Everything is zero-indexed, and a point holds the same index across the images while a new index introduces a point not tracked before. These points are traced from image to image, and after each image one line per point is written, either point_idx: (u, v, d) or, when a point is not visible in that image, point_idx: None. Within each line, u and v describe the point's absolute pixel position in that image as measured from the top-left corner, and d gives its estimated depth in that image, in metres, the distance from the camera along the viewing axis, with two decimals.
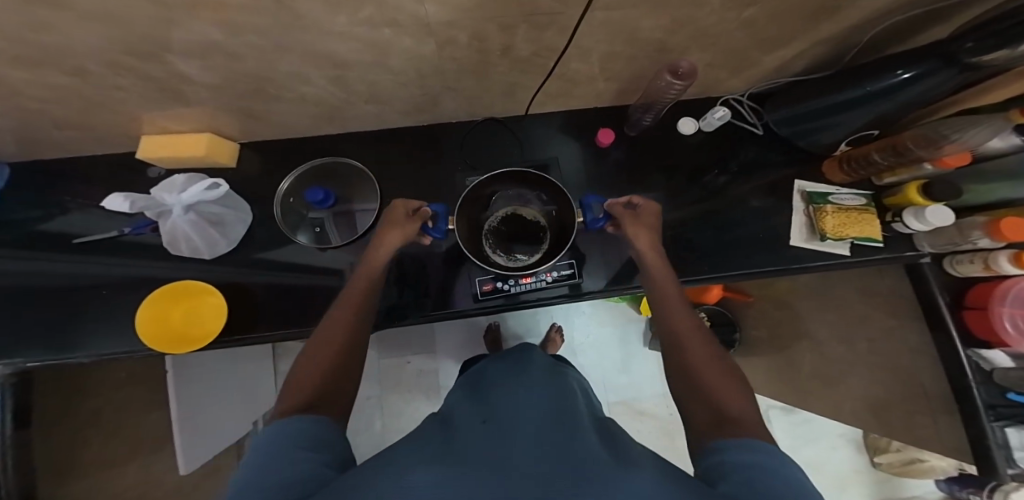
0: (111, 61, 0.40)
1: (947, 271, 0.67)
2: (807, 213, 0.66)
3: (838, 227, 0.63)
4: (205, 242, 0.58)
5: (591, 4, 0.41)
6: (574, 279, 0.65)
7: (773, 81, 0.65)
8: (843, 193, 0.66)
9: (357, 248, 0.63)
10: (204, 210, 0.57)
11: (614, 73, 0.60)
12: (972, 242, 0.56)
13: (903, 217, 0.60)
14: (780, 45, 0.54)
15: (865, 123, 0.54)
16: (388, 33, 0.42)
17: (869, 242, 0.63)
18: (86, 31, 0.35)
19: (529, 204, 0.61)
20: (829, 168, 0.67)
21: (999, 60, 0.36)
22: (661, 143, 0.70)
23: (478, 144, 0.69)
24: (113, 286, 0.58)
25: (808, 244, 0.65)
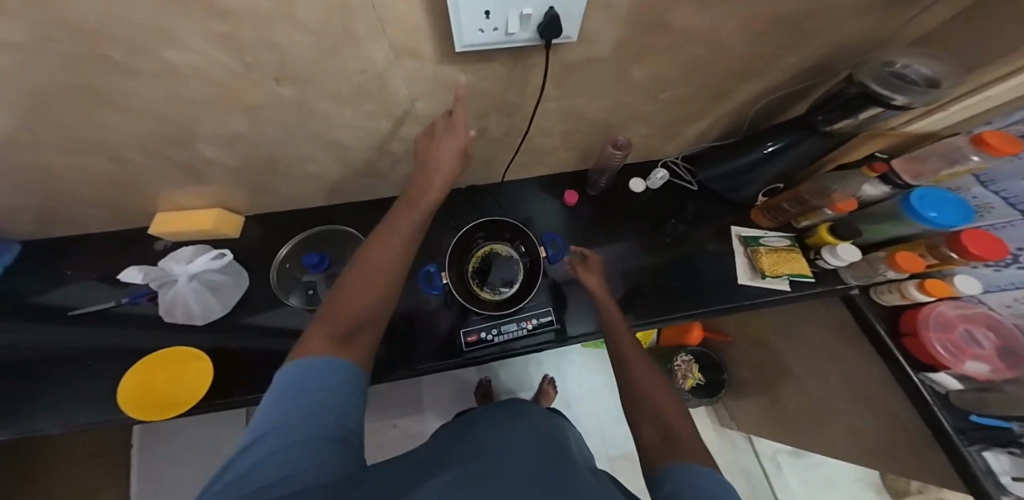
0: (145, 149, 0.48)
1: (876, 301, 0.73)
2: (746, 255, 0.76)
3: (773, 265, 0.72)
4: (201, 309, 0.62)
5: (543, 96, 0.55)
6: (554, 324, 0.68)
7: (699, 147, 0.80)
8: (771, 236, 0.77)
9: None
10: (206, 279, 0.62)
11: (572, 147, 0.73)
12: (883, 274, 0.67)
13: (823, 255, 0.71)
14: (695, 119, 0.70)
15: (771, 177, 0.71)
16: (384, 123, 0.53)
17: (802, 279, 0.73)
18: (136, 126, 0.44)
19: (502, 240, 0.70)
20: (756, 217, 0.79)
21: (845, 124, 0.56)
22: (619, 200, 0.81)
23: (461, 208, 0.78)
24: (98, 356, 0.59)
25: (753, 282, 0.73)
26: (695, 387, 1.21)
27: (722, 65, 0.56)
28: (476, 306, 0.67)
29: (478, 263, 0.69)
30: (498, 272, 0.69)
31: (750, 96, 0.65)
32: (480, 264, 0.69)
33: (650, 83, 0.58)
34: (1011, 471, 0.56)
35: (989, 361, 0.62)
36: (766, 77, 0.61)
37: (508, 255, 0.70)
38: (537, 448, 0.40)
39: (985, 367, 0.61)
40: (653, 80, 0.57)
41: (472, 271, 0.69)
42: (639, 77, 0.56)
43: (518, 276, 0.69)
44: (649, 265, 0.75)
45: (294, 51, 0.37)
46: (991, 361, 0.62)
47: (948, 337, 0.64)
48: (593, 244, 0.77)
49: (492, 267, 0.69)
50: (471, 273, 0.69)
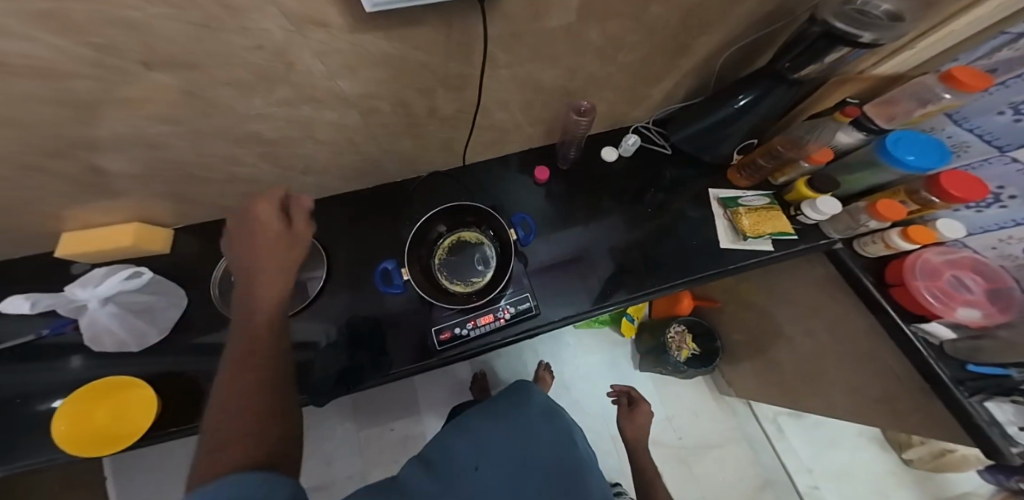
0: (28, 164, 0.42)
1: (860, 253, 0.70)
2: (726, 217, 0.72)
3: (754, 225, 0.69)
4: (131, 335, 0.56)
5: (490, 63, 0.50)
6: (532, 312, 0.64)
7: (667, 108, 0.75)
8: (750, 195, 0.73)
9: (315, 315, 0.62)
10: (125, 301, 0.55)
11: (534, 120, 0.67)
12: (865, 225, 0.65)
13: (804, 210, 0.68)
14: (660, 78, 0.65)
15: (744, 133, 0.68)
16: (310, 109, 0.47)
17: (784, 237, 0.70)
18: (4, 139, 0.37)
19: (469, 226, 0.67)
20: (732, 175, 0.76)
21: (812, 69, 0.55)
22: (592, 173, 0.76)
23: (422, 197, 0.73)
24: (27, 396, 0.53)
25: (735, 245, 0.70)
26: (691, 357, 1.16)
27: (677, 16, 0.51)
28: (445, 300, 0.63)
29: (446, 254, 0.65)
30: (467, 261, 0.65)
31: (713, 48, 0.61)
32: (447, 255, 0.65)
33: (603, 43, 0.52)
34: (1014, 420, 0.56)
35: (978, 305, 0.61)
36: (726, 25, 0.56)
37: (477, 241, 0.66)
38: None
39: (977, 313, 0.60)
40: (605, 40, 0.52)
41: (440, 264, 0.65)
42: (590, 37, 0.50)
43: (490, 262, 0.66)
44: (627, 240, 0.71)
45: (160, 29, 0.31)
46: (980, 306, 0.60)
47: (936, 285, 0.62)
48: (568, 223, 0.72)
49: (461, 255, 0.65)
50: (439, 267, 0.65)
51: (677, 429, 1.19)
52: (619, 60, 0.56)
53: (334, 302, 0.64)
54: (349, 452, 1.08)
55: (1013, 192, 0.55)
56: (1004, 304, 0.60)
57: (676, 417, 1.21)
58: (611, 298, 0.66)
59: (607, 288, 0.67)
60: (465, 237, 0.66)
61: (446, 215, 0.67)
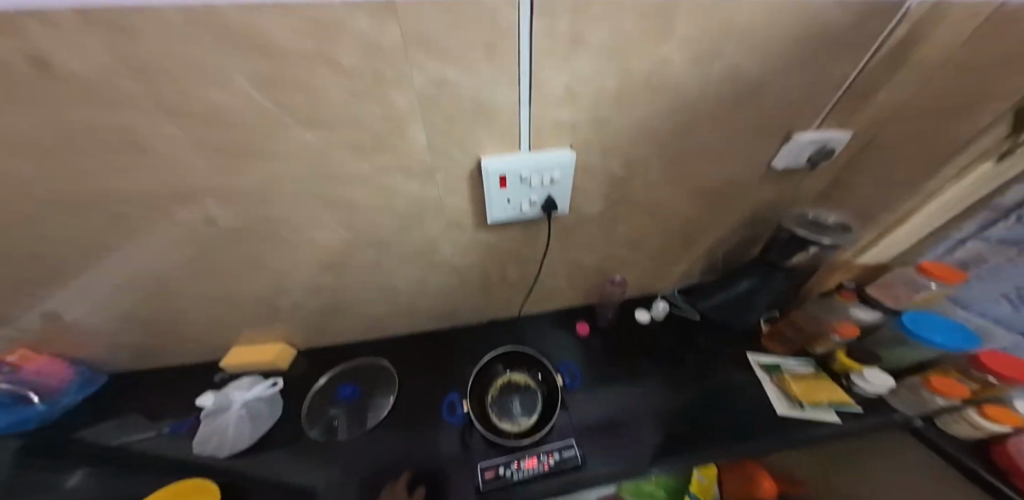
0: (261, 294, 0.68)
1: (952, 433, 0.67)
2: (775, 382, 0.78)
3: (806, 392, 0.74)
4: (233, 438, 0.67)
5: (548, 250, 0.73)
6: (575, 461, 0.66)
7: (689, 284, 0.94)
8: (792, 363, 0.81)
9: (352, 469, 0.66)
10: (250, 406, 0.70)
11: (578, 287, 0.87)
12: (933, 401, 0.68)
13: (857, 383, 0.73)
14: (674, 261, 0.86)
15: (763, 303, 0.82)
16: (429, 271, 0.71)
17: (847, 408, 0.72)
18: (266, 277, 0.65)
19: (522, 370, 0.77)
20: (768, 340, 0.85)
21: (800, 257, 0.74)
22: (628, 331, 0.90)
23: (479, 341, 0.87)
24: (134, 485, 0.63)
25: (793, 412, 0.73)
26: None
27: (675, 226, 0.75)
28: (500, 436, 0.68)
29: (497, 393, 0.74)
30: (518, 401, 0.73)
31: (712, 244, 0.83)
32: (497, 392, 0.74)
33: (626, 240, 0.76)
34: None
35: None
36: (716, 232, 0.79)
37: (527, 384, 0.75)
38: None
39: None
40: (627, 237, 0.76)
41: (492, 401, 0.73)
42: (616, 235, 0.74)
43: (538, 405, 0.73)
44: (663, 396, 0.77)
45: (384, 225, 0.61)
46: None
47: None
48: (605, 374, 0.81)
49: (509, 394, 0.74)
50: (490, 403, 0.73)
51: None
52: (637, 247, 0.79)
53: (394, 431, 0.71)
54: None
55: None
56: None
57: None
58: (667, 461, 0.67)
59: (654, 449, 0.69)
60: (516, 379, 0.76)
61: (503, 357, 0.79)
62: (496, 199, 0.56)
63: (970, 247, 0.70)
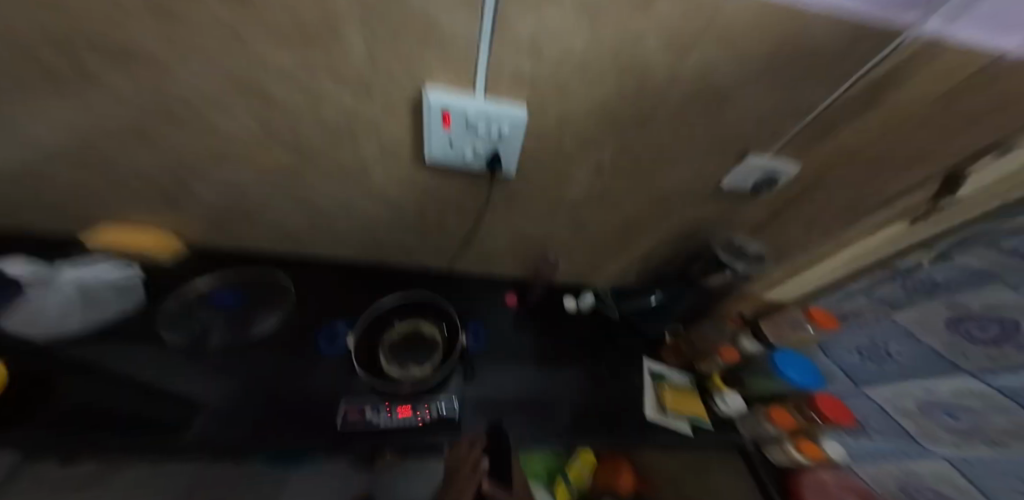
0: (147, 175, 0.60)
1: (768, 460, 0.79)
2: (655, 389, 0.84)
3: (675, 403, 0.81)
4: (58, 313, 0.67)
5: (488, 207, 0.70)
6: (451, 420, 0.69)
7: (625, 281, 0.96)
8: (675, 374, 0.87)
9: (229, 385, 0.67)
10: (86, 284, 0.68)
11: (515, 254, 0.85)
12: (765, 428, 0.78)
13: (720, 404, 0.82)
14: (615, 255, 0.86)
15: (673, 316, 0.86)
16: (357, 197, 0.66)
17: (703, 425, 0.81)
18: (154, 152, 0.56)
19: (427, 320, 0.77)
20: (667, 350, 0.91)
21: (715, 279, 0.76)
22: (549, 310, 0.92)
23: (389, 283, 0.86)
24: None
25: (659, 418, 0.79)
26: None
27: (619, 221, 0.75)
28: (378, 378, 0.70)
29: (395, 339, 0.74)
30: (412, 350, 0.73)
31: (648, 247, 0.84)
32: (397, 338, 0.74)
33: (567, 219, 0.74)
34: None
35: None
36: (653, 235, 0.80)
37: (428, 334, 0.75)
38: None
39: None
40: (566, 216, 0.73)
41: (387, 346, 0.74)
42: (557, 210, 0.71)
43: (433, 356, 0.73)
44: (554, 378, 0.81)
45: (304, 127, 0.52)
46: None
47: None
48: (505, 346, 0.84)
49: (409, 343, 0.74)
50: (386, 346, 0.74)
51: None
52: (575, 230, 0.78)
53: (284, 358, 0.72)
54: None
55: (878, 430, 0.70)
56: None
57: None
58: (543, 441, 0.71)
59: (534, 420, 0.74)
60: (422, 330, 0.75)
61: (416, 308, 0.78)
62: (436, 138, 0.51)
63: (880, 295, 0.71)
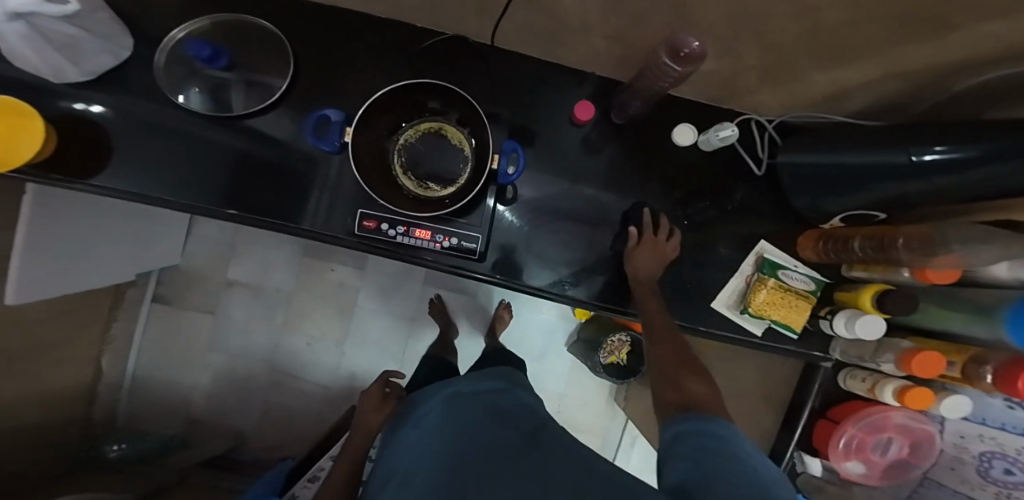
0: None
1: (837, 383, 0.52)
2: (747, 279, 0.52)
3: (766, 306, 0.49)
4: (48, 66, 0.45)
5: None
6: (472, 257, 0.51)
7: (821, 117, 0.45)
8: (798, 272, 0.50)
9: (222, 149, 0.53)
10: (44, 28, 0.40)
11: (617, 32, 0.42)
12: (874, 362, 0.46)
13: (834, 318, 0.47)
14: (829, 78, 0.38)
15: (888, 200, 0.37)
16: None
17: (784, 331, 0.50)
18: None
19: (452, 123, 0.50)
20: (802, 239, 0.51)
21: None
22: (648, 140, 0.54)
23: (413, 52, 0.55)
24: None
25: (727, 312, 0.52)
26: (612, 366, 0.97)
27: (932, 32, 0.26)
28: (390, 194, 0.48)
29: (414, 141, 0.50)
30: (437, 161, 0.50)
31: (917, 99, 0.36)
32: (417, 143, 0.50)
33: (739, 17, 0.32)
34: None
35: (872, 466, 0.48)
36: (953, 93, 0.33)
37: (456, 146, 0.50)
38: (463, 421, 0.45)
39: (860, 471, 0.48)
40: (738, 16, 0.32)
41: (402, 148, 0.50)
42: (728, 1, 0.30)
43: (461, 176, 0.49)
44: (612, 239, 0.54)
45: None
46: (874, 468, 0.48)
47: (868, 442, 0.47)
48: (561, 183, 0.54)
49: (430, 152, 0.50)
50: (398, 149, 0.50)
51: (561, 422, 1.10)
52: (752, 46, 0.36)
53: (278, 129, 0.54)
54: (288, 269, 1.03)
55: None
56: (896, 474, 0.48)
57: (569, 398, 1.10)
58: (582, 293, 0.54)
59: (588, 273, 0.54)
60: (448, 133, 0.50)
61: (425, 92, 0.48)
62: None
63: None
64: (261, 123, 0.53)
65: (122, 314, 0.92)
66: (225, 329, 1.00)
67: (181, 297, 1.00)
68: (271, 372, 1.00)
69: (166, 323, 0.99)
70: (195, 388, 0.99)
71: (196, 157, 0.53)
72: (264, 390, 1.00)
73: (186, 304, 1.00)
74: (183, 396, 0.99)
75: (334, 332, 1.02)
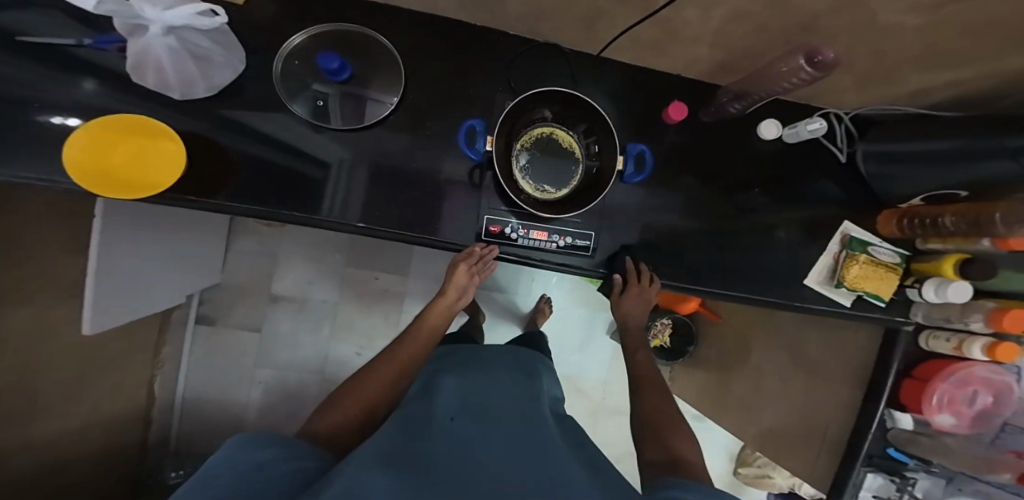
0: None
1: (919, 344, 0.61)
2: (836, 256, 0.60)
3: (859, 278, 0.57)
4: (178, 79, 0.47)
5: None
6: (584, 251, 0.58)
7: (896, 109, 0.52)
8: (883, 247, 0.59)
9: (340, 144, 0.55)
10: (187, 40, 0.44)
11: (726, 41, 0.46)
12: (962, 323, 0.54)
13: (924, 287, 0.55)
14: (916, 77, 0.44)
15: (970, 178, 0.43)
16: None
17: (873, 301, 0.59)
18: None
19: (568, 130, 0.54)
20: (884, 217, 0.59)
21: None
22: (728, 136, 0.60)
23: (511, 60, 0.59)
24: (68, 112, 0.47)
25: (819, 286, 0.60)
26: (660, 349, 1.14)
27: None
28: (514, 193, 0.51)
29: (532, 144, 0.53)
30: (552, 162, 0.53)
31: (997, 98, 0.43)
32: (533, 148, 0.53)
33: (863, 28, 0.37)
34: (871, 488, 0.62)
35: (962, 416, 0.56)
36: None
37: (568, 149, 0.54)
38: (484, 418, 0.53)
39: (951, 421, 0.56)
40: (859, 26, 0.37)
41: (520, 152, 0.53)
42: (854, 16, 0.35)
43: (574, 178, 0.54)
44: (700, 226, 0.60)
45: None
46: (962, 419, 0.56)
47: (956, 396, 0.55)
48: (654, 178, 0.59)
49: (546, 154, 0.53)
50: (517, 153, 0.53)
51: (608, 404, 1.18)
52: (865, 50, 0.41)
53: (393, 137, 0.56)
54: (331, 282, 1.09)
55: None
56: (981, 422, 0.58)
57: (614, 383, 1.18)
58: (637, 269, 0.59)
59: (661, 261, 0.59)
60: (563, 137, 0.54)
61: (543, 100, 0.52)
62: None
63: None
64: (370, 130, 0.55)
65: (169, 336, 1.00)
66: (277, 336, 1.08)
67: (234, 312, 1.07)
68: (321, 384, 1.08)
69: (210, 343, 1.06)
70: (248, 404, 1.06)
71: (325, 176, 0.54)
72: (315, 402, 1.08)
73: (229, 323, 1.07)
74: (236, 415, 1.06)
75: (383, 339, 1.10)
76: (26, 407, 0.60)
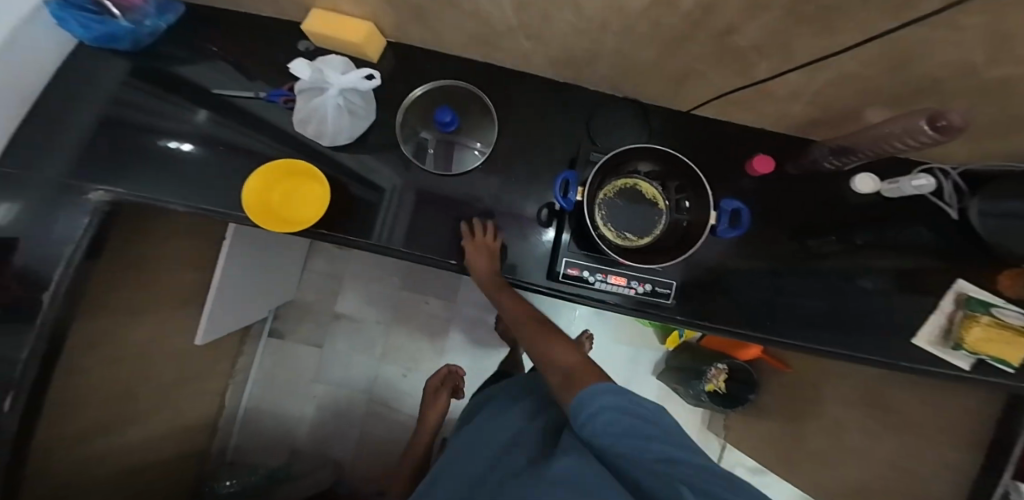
0: None
1: None
2: (950, 316, 0.56)
3: (982, 342, 0.51)
4: (331, 129, 0.55)
5: (887, 36, 0.29)
6: (662, 299, 0.57)
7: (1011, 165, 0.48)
8: (1009, 307, 0.53)
9: (435, 185, 0.60)
10: (348, 101, 0.55)
11: (827, 100, 0.46)
12: None
13: None
14: None
15: None
16: None
17: (998, 365, 0.53)
18: None
19: (652, 184, 0.57)
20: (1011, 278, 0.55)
21: None
22: (812, 185, 0.60)
23: (596, 110, 0.62)
24: (220, 150, 0.56)
25: (932, 347, 0.56)
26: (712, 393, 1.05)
27: None
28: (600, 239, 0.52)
29: (615, 193, 0.56)
30: (636, 211, 0.56)
31: None
32: (616, 198, 0.56)
33: (987, 94, 0.36)
34: None
35: None
36: None
37: (652, 200, 0.57)
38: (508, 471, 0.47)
39: None
40: (987, 90, 0.36)
41: (602, 201, 0.55)
42: (979, 84, 0.35)
43: (657, 228, 0.56)
44: (780, 274, 0.59)
45: None
46: None
47: None
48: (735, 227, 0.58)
49: (630, 203, 0.56)
50: (600, 201, 0.55)
51: None
52: (986, 112, 0.40)
53: (483, 180, 0.60)
54: (388, 305, 1.14)
55: None
56: None
57: None
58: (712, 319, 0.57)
59: (739, 310, 0.58)
60: (648, 190, 0.57)
61: (631, 154, 0.55)
62: None
63: None
64: (463, 173, 0.60)
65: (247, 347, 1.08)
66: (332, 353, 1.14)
67: (301, 328, 1.15)
68: (368, 403, 1.12)
69: (276, 354, 1.14)
70: (300, 417, 1.13)
71: (392, 206, 0.58)
72: (363, 421, 1.12)
73: (297, 338, 1.15)
74: (289, 428, 1.13)
75: (431, 363, 1.13)
76: (127, 411, 0.67)
